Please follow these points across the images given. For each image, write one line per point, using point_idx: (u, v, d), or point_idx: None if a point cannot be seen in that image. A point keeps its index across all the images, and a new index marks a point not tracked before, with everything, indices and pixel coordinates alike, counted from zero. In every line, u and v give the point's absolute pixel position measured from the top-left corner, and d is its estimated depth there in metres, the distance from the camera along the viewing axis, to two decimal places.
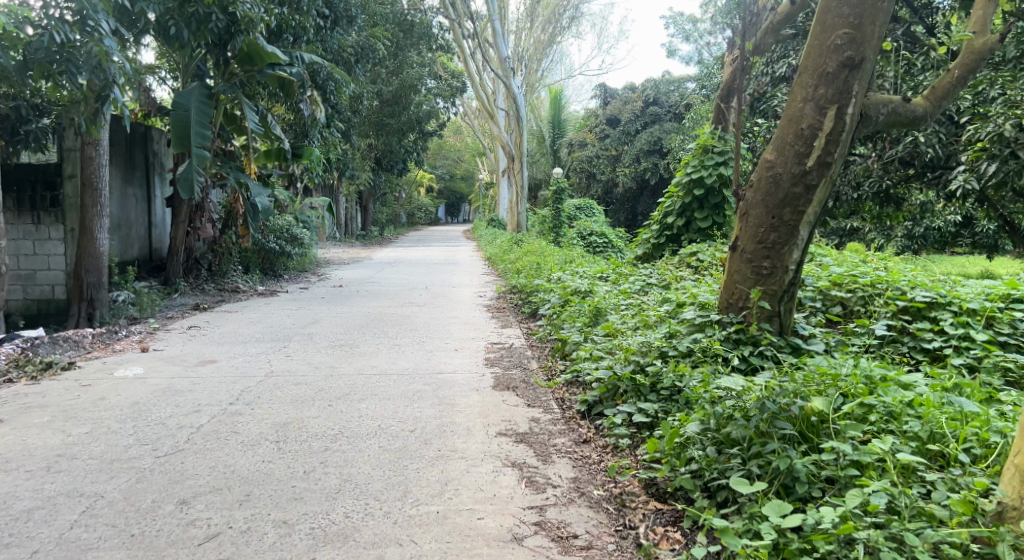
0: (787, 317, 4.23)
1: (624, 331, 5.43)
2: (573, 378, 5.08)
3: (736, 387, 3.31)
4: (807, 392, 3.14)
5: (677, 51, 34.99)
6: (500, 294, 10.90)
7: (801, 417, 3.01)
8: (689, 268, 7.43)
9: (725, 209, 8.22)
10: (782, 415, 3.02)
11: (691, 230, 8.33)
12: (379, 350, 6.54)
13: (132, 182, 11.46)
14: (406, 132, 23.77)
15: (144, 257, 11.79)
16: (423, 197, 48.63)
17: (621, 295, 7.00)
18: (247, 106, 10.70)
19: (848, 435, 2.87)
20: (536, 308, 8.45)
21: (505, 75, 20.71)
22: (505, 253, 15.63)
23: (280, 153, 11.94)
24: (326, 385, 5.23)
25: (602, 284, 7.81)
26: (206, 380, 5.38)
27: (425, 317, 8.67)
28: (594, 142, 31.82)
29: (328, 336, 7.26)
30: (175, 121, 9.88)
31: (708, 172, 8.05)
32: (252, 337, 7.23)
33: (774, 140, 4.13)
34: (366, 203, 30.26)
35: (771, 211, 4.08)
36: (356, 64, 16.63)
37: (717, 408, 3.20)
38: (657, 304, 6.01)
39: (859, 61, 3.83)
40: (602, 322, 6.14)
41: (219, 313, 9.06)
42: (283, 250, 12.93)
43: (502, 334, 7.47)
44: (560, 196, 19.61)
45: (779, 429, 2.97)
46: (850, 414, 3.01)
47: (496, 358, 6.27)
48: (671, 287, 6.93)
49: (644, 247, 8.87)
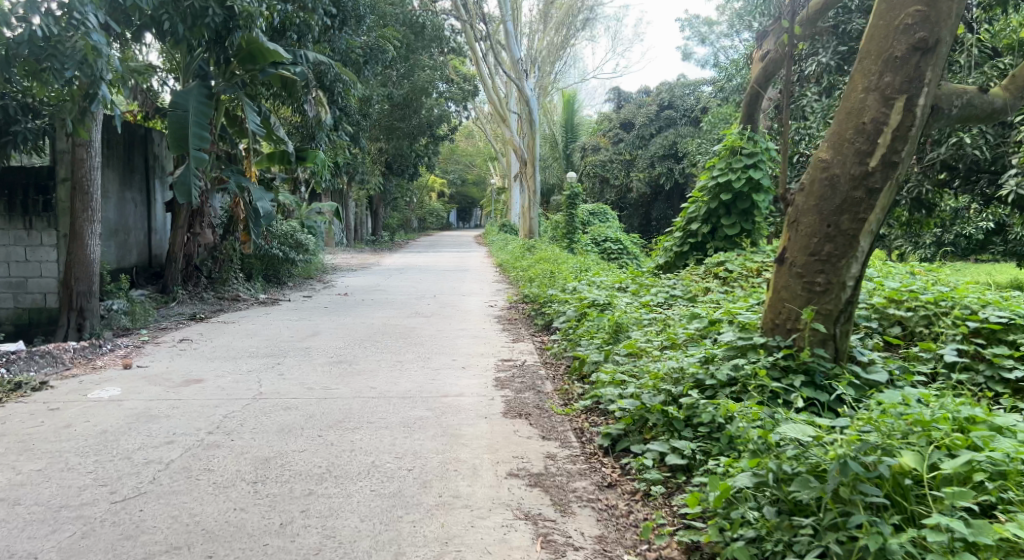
0: (843, 341, 3.67)
1: (649, 351, 4.88)
2: (593, 405, 4.54)
3: (800, 434, 2.77)
4: (892, 443, 2.60)
5: (692, 55, 34.40)
6: (511, 303, 10.37)
7: (888, 478, 2.47)
8: (717, 279, 6.87)
9: (755, 215, 7.66)
10: (867, 476, 2.47)
11: (717, 237, 7.77)
12: (380, 368, 6.02)
13: (131, 187, 11.03)
14: (417, 136, 23.35)
15: (142, 264, 11.36)
16: (436, 202, 48.23)
17: (643, 309, 6.44)
18: (248, 107, 10.25)
19: (956, 507, 2.32)
20: (551, 320, 7.91)
21: (518, 78, 20.23)
22: (516, 260, 15.11)
23: (284, 156, 11.47)
24: (318, 411, 4.72)
25: (622, 295, 7.27)
26: (186, 403, 4.87)
27: (432, 330, 8.14)
28: (607, 146, 31.27)
29: (327, 351, 6.75)
30: (172, 123, 9.43)
31: (737, 175, 7.50)
32: (245, 352, 6.72)
33: (828, 136, 3.57)
34: (377, 208, 29.81)
35: (826, 218, 3.52)
36: (365, 66, 16.19)
37: (779, 462, 2.67)
38: (685, 319, 5.46)
39: (933, 44, 3.28)
40: (624, 339, 5.60)
41: (215, 324, 8.57)
42: (288, 256, 12.44)
43: (514, 350, 6.93)
44: (574, 201, 19.10)
45: (865, 496, 2.42)
46: (951, 476, 2.45)
47: (508, 378, 5.72)
48: (697, 300, 6.38)
49: (664, 255, 8.29)
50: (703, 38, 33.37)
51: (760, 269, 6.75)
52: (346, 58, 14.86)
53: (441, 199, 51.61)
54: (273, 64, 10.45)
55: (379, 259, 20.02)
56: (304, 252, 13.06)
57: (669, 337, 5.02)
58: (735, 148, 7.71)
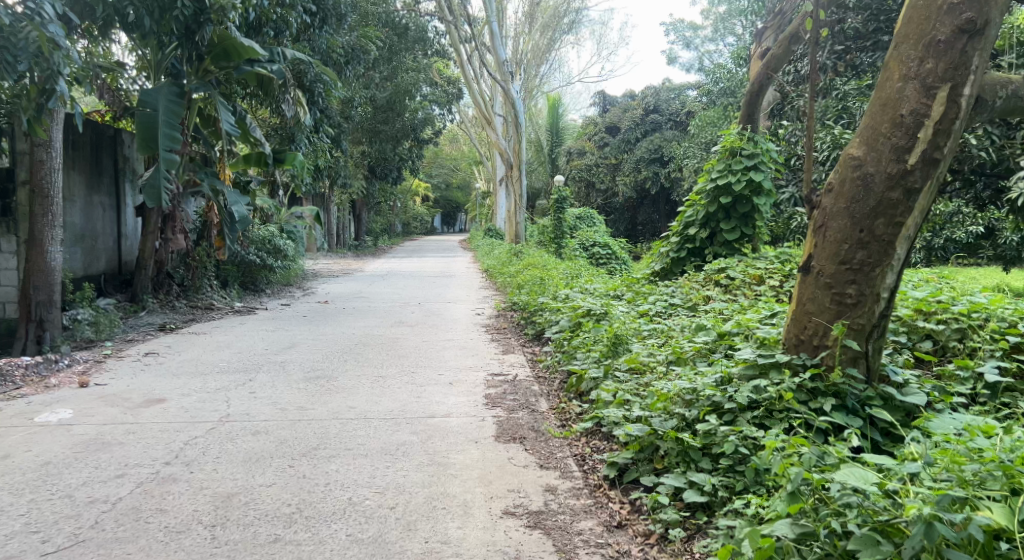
0: (876, 360, 3.29)
1: (655, 371, 4.48)
2: (594, 427, 4.15)
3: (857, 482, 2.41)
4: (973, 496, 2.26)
5: (678, 59, 34.17)
6: (499, 311, 9.95)
7: (974, 542, 2.13)
8: (718, 287, 6.50)
9: (755, 220, 7.31)
10: (954, 543, 2.13)
11: (716, 242, 7.41)
12: (361, 384, 5.58)
13: (98, 190, 10.50)
14: (401, 139, 22.90)
15: (111, 272, 10.85)
16: (421, 206, 47.73)
17: (642, 320, 6.05)
18: (222, 106, 9.77)
19: None
20: (542, 330, 7.51)
21: (504, 80, 19.83)
22: (503, 266, 14.70)
23: (260, 158, 10.98)
24: (290, 437, 4.27)
25: (618, 304, 6.88)
26: (144, 428, 4.41)
27: (417, 340, 7.71)
28: (593, 150, 30.92)
29: (303, 366, 6.30)
30: (141, 123, 8.94)
31: (737, 177, 7.13)
32: (215, 367, 6.26)
33: (860, 130, 3.19)
34: (360, 212, 29.31)
35: (859, 222, 3.14)
36: (347, 66, 15.70)
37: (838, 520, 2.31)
38: (688, 333, 5.08)
39: (982, 26, 2.91)
40: (625, 353, 5.20)
41: (185, 336, 8.09)
42: (265, 262, 11.95)
43: (504, 363, 6.51)
44: (562, 206, 18.72)
45: None
46: None
47: (499, 395, 5.29)
48: (698, 310, 6.02)
49: (660, 261, 7.91)
50: (688, 42, 33.17)
51: (763, 276, 6.39)
52: (326, 58, 14.38)
53: (425, 203, 51.13)
54: (248, 61, 10.03)
55: (362, 265, 19.55)
56: (282, 257, 12.57)
57: (675, 354, 4.62)
58: (735, 149, 7.34)
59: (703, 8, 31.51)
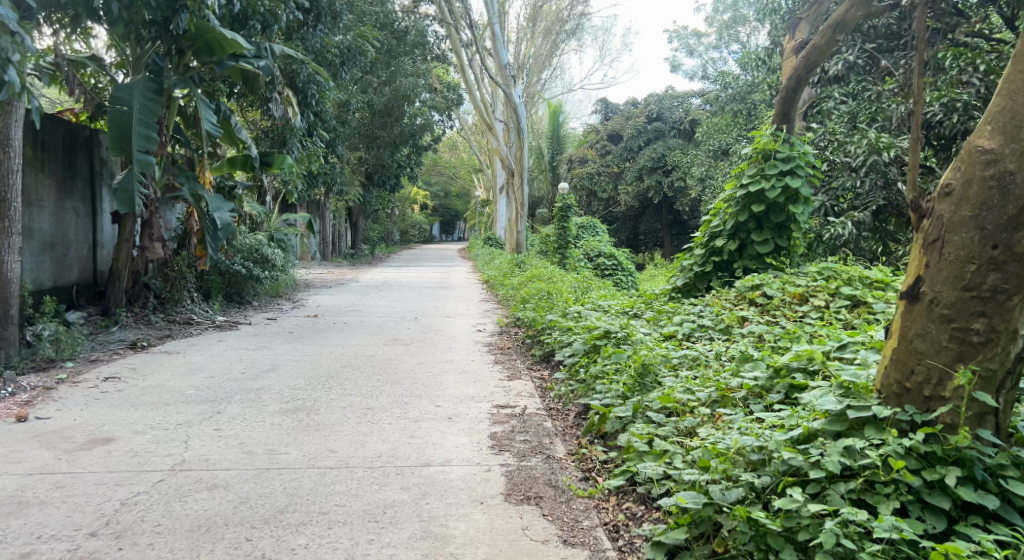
0: (1005, 415, 2.71)
1: (699, 416, 3.74)
2: (627, 484, 3.40)
3: None
4: None
5: (681, 66, 33.53)
6: (502, 328, 9.18)
7: None
8: (753, 307, 5.77)
9: (790, 231, 6.57)
10: None
11: (747, 255, 6.66)
12: (346, 421, 4.81)
13: (72, 195, 9.75)
14: (400, 145, 22.18)
15: (84, 282, 10.07)
16: (419, 214, 46.96)
17: (670, 345, 5.31)
18: (202, 103, 9.04)
19: None
20: (552, 353, 6.75)
21: (506, 83, 19.07)
22: (506, 277, 13.96)
23: (246, 162, 10.25)
24: (253, 493, 3.49)
25: (640, 325, 6.12)
26: (76, 480, 3.62)
27: (412, 362, 6.93)
28: (595, 158, 30.08)
29: (282, 395, 5.51)
30: (113, 121, 8.20)
31: (771, 183, 6.37)
32: (181, 396, 5.46)
33: (989, 123, 2.68)
34: (357, 219, 28.53)
35: (991, 238, 2.60)
36: (342, 67, 14.96)
37: None
38: (731, 365, 4.35)
39: None
40: (657, 387, 4.45)
41: (156, 355, 7.29)
42: (251, 273, 11.20)
43: (510, 392, 5.74)
44: (566, 214, 17.97)
45: None
46: None
47: (507, 435, 4.52)
48: (735, 336, 5.30)
49: (682, 276, 7.13)
50: (693, 50, 32.56)
51: (805, 295, 5.69)
52: (321, 58, 13.68)
53: (424, 211, 50.42)
54: (233, 56, 9.36)
55: (357, 275, 18.77)
56: (271, 267, 11.86)
57: (722, 395, 3.87)
58: (768, 152, 6.60)
59: (707, 14, 30.95)
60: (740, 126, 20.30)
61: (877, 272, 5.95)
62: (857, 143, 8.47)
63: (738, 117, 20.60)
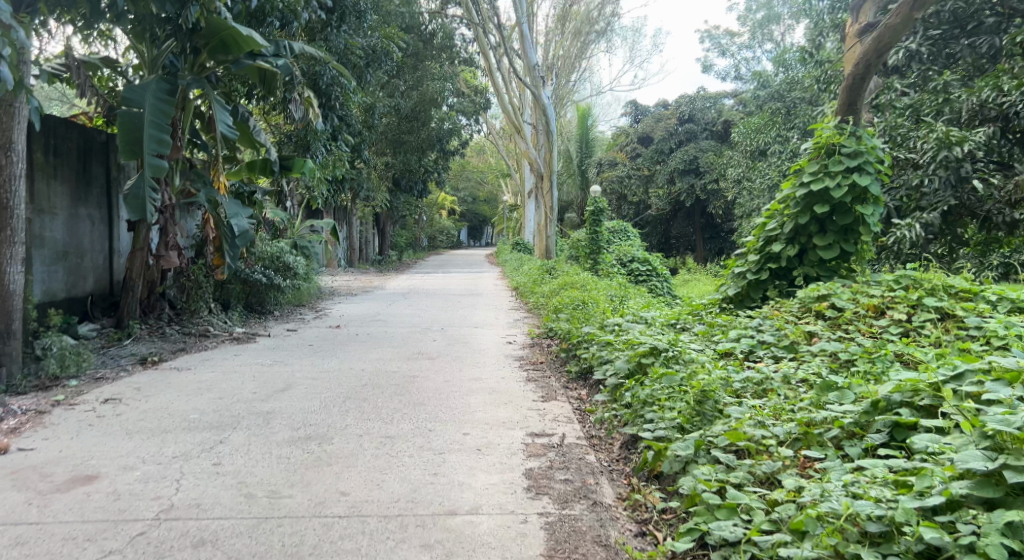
0: None
1: (781, 459, 3.11)
2: (699, 547, 2.79)
3: None
4: None
5: (712, 66, 32.65)
6: (534, 340, 8.58)
7: None
8: (821, 322, 5.12)
9: (856, 235, 5.88)
10: None
11: (808, 262, 5.99)
12: (360, 454, 4.25)
13: (87, 202, 9.36)
14: (426, 150, 21.71)
15: (100, 292, 9.68)
16: (446, 220, 46.61)
17: (729, 366, 4.67)
18: (217, 105, 8.61)
19: None
20: (590, 369, 6.15)
21: (535, 85, 18.47)
22: (536, 285, 13.36)
23: (266, 165, 9.81)
24: (244, 553, 2.94)
25: (690, 340, 5.48)
26: (43, 533, 3.10)
27: (438, 380, 6.36)
28: (624, 161, 29.29)
29: (293, 421, 4.97)
30: (124, 123, 7.76)
31: (837, 181, 5.70)
32: (182, 422, 4.94)
33: None
34: (384, 225, 28.14)
35: None
36: (366, 69, 14.48)
37: None
38: (809, 394, 3.71)
39: None
40: (720, 418, 3.82)
41: (165, 372, 6.81)
42: (272, 282, 10.75)
43: (545, 416, 5.13)
44: (597, 219, 17.29)
45: None
46: None
47: (544, 472, 3.92)
48: (804, 356, 4.64)
49: (733, 284, 6.45)
50: (724, 50, 30.90)
51: (881, 307, 5.04)
52: (344, 59, 13.25)
53: (450, 215, 50.06)
54: (250, 54, 8.91)
55: (383, 282, 18.32)
56: (292, 275, 11.40)
57: (805, 434, 3.25)
58: (832, 147, 5.94)
59: (740, 13, 30.11)
60: (778, 126, 19.49)
61: (962, 280, 5.26)
62: (924, 137, 7.78)
63: (776, 117, 19.79)
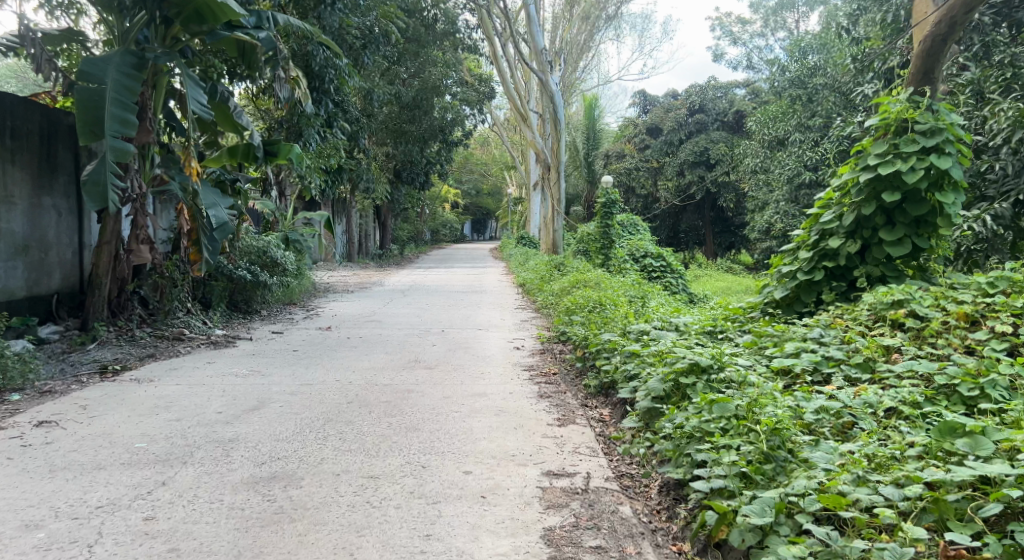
0: None
1: (911, 543, 2.26)
2: None
3: None
4: None
5: (724, 55, 31.56)
6: (544, 344, 7.70)
7: None
8: (900, 334, 4.23)
9: (929, 228, 5.00)
10: None
11: (870, 260, 5.10)
12: (333, 504, 3.36)
13: (52, 190, 8.47)
14: (429, 140, 20.80)
15: (69, 291, 8.80)
16: (450, 213, 45.66)
17: (797, 390, 3.77)
18: (190, 80, 7.71)
19: None
20: (614, 383, 5.29)
21: (542, 70, 17.45)
22: (545, 281, 12.45)
23: (248, 151, 8.88)
24: None
25: (736, 354, 4.58)
26: None
27: (437, 395, 5.49)
28: (633, 152, 28.23)
29: (259, 453, 4.10)
30: (83, 100, 6.86)
31: (910, 164, 4.82)
32: (124, 453, 4.09)
33: None
34: (385, 218, 27.19)
35: None
36: (365, 52, 13.53)
37: None
38: (922, 440, 2.84)
39: None
40: (801, 469, 2.92)
41: (123, 385, 5.93)
42: (258, 279, 9.88)
43: (564, 446, 4.25)
44: (609, 211, 16.41)
45: None
46: None
47: (568, 536, 3.05)
48: (890, 381, 3.75)
49: (779, 286, 5.54)
50: (736, 38, 29.79)
51: (975, 317, 4.15)
52: (339, 40, 12.31)
53: (454, 209, 49.08)
54: (227, 25, 8.03)
55: (384, 278, 17.42)
56: (280, 272, 10.51)
57: (935, 501, 2.41)
58: (902, 123, 5.06)
59: None
60: (798, 114, 18.50)
61: None
62: (994, 116, 6.94)
63: (795, 105, 18.82)
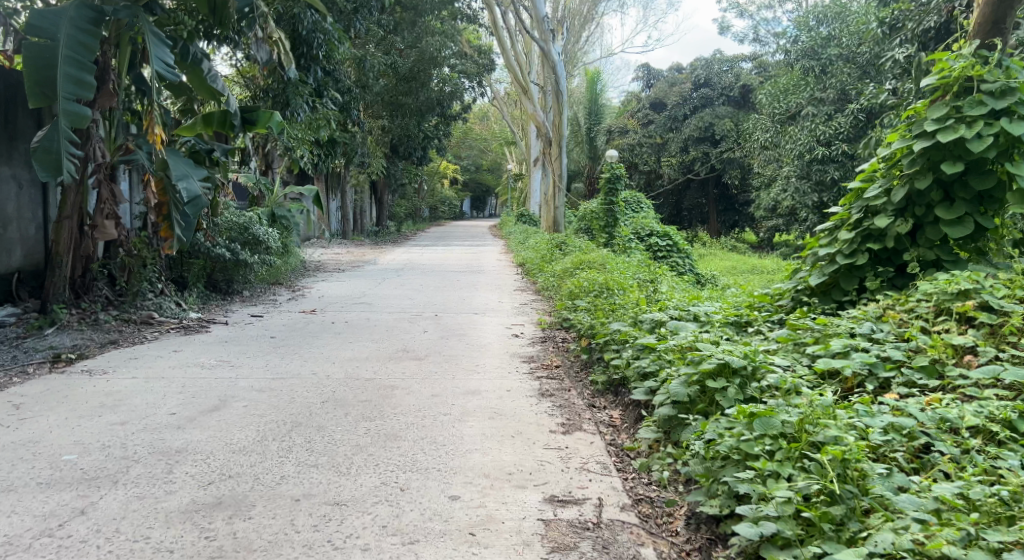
0: None
1: None
2: None
3: None
4: None
5: (730, 28, 30.61)
6: (546, 332, 7.02)
7: None
8: (971, 331, 3.58)
9: (995, 205, 4.32)
10: None
11: (924, 241, 4.42)
12: (284, 545, 2.71)
13: (10, 160, 7.72)
14: (426, 114, 19.95)
15: (32, 270, 8.09)
16: (449, 191, 44.79)
17: (855, 400, 3.11)
18: (151, 37, 6.91)
19: None
20: (626, 381, 4.61)
21: (544, 39, 16.58)
22: (546, 262, 11.75)
23: (224, 118, 8.03)
24: None
25: (771, 352, 3.91)
26: None
27: (425, 393, 4.83)
28: (636, 128, 27.29)
29: (207, 470, 3.44)
30: (31, 58, 6.08)
31: (976, 130, 4.13)
32: (44, 469, 3.43)
33: None
34: (382, 194, 26.40)
35: None
36: (357, 17, 12.68)
37: None
38: None
39: None
40: (883, 516, 2.28)
41: (72, 378, 5.26)
42: (238, 259, 9.17)
43: (571, 460, 3.60)
44: (613, 187, 15.68)
45: None
46: None
47: None
48: (969, 392, 3.10)
49: (813, 270, 4.85)
50: (743, 10, 28.81)
51: None
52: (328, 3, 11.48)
53: (453, 185, 48.24)
54: None
55: (378, 256, 16.70)
56: (263, 250, 9.80)
57: None
58: (966, 83, 4.36)
59: None
60: (811, 87, 17.67)
61: None
62: None
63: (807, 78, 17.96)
